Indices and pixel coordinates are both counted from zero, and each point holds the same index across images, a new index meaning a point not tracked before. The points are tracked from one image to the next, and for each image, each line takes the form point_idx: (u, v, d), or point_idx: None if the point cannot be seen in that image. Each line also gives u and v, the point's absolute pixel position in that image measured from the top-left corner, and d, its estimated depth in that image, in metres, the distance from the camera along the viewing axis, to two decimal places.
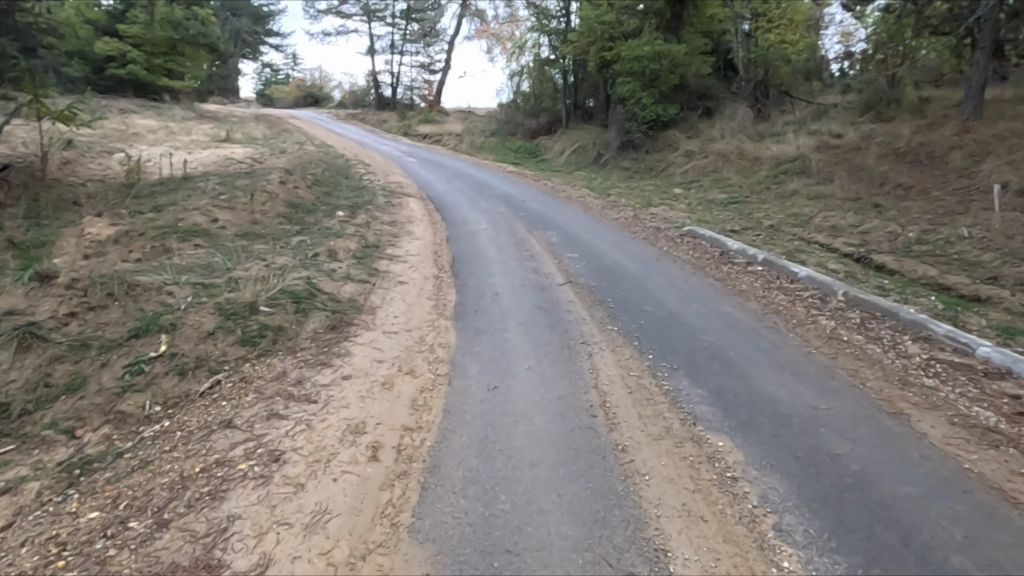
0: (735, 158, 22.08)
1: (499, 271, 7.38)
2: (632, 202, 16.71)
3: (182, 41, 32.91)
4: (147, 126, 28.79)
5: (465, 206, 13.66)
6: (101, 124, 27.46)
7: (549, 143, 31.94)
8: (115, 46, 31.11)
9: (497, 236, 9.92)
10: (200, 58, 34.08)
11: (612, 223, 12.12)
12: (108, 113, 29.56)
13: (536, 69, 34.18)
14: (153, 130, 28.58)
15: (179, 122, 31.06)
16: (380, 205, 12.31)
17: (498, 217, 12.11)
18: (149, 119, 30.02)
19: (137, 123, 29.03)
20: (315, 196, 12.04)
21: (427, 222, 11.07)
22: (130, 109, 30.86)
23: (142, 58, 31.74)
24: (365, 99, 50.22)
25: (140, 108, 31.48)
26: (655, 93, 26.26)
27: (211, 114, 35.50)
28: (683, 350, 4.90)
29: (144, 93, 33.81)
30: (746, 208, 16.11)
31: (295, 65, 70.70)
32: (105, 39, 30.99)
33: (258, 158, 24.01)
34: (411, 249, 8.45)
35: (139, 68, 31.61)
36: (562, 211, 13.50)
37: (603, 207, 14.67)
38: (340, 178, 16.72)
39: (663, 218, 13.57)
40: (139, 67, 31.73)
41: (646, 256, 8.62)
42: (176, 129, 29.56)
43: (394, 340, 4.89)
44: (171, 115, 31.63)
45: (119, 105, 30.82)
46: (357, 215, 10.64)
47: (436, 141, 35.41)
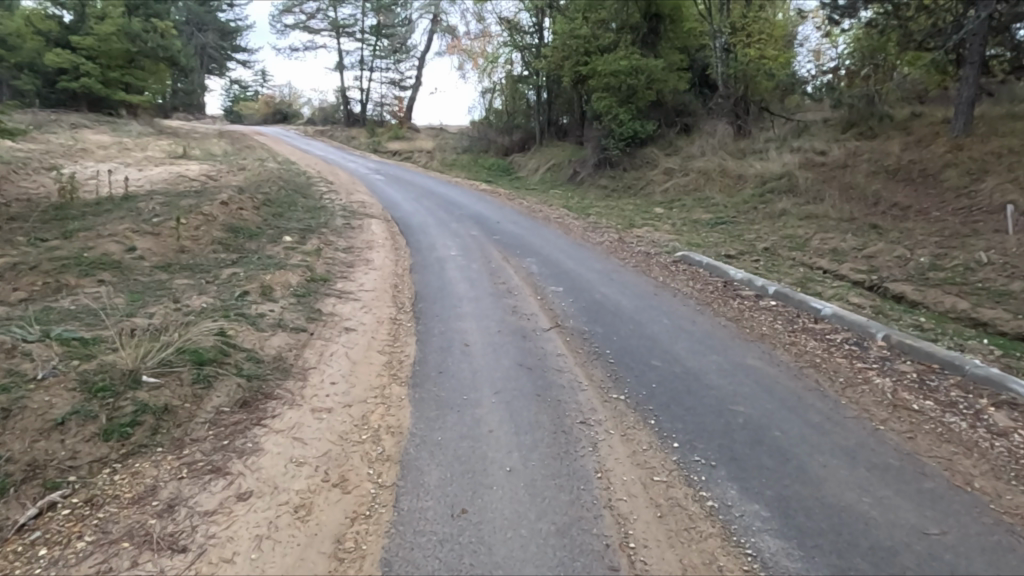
0: (717, 175, 21.22)
1: (470, 310, 6.11)
2: (614, 222, 15.65)
3: (140, 54, 31.27)
4: (99, 142, 27.09)
5: (432, 227, 12.39)
6: (47, 139, 25.70)
7: (523, 161, 30.95)
8: (67, 58, 29.15)
9: (468, 264, 8.64)
10: (161, 71, 32.68)
11: (595, 247, 10.96)
12: (57, 128, 27.76)
13: (509, 86, 33.30)
14: (104, 146, 26.86)
15: (135, 137, 29.37)
16: (338, 228, 11.00)
17: (469, 240, 10.89)
18: (102, 135, 28.31)
19: (88, 138, 27.28)
20: (263, 219, 10.67)
21: (389, 248, 9.77)
22: (82, 123, 29.10)
23: (96, 71, 29.99)
24: (335, 115, 48.91)
25: (95, 123, 29.67)
26: (632, 109, 25.30)
27: (171, 129, 33.86)
28: (717, 431, 3.68)
29: (99, 108, 32.05)
30: (735, 229, 15.13)
31: (263, 82, 69.25)
32: (56, 51, 28.93)
33: (215, 175, 22.51)
34: (366, 283, 7.16)
35: (93, 81, 29.86)
36: (539, 234, 12.30)
37: (584, 228, 13.54)
38: (299, 197, 15.37)
39: (650, 240, 12.48)
40: (94, 81, 29.98)
41: (642, 289, 7.44)
42: (130, 145, 27.87)
43: (324, 426, 3.58)
44: (128, 130, 29.95)
45: (70, 120, 29.06)
46: (308, 241, 9.33)
47: (407, 158, 34.20)
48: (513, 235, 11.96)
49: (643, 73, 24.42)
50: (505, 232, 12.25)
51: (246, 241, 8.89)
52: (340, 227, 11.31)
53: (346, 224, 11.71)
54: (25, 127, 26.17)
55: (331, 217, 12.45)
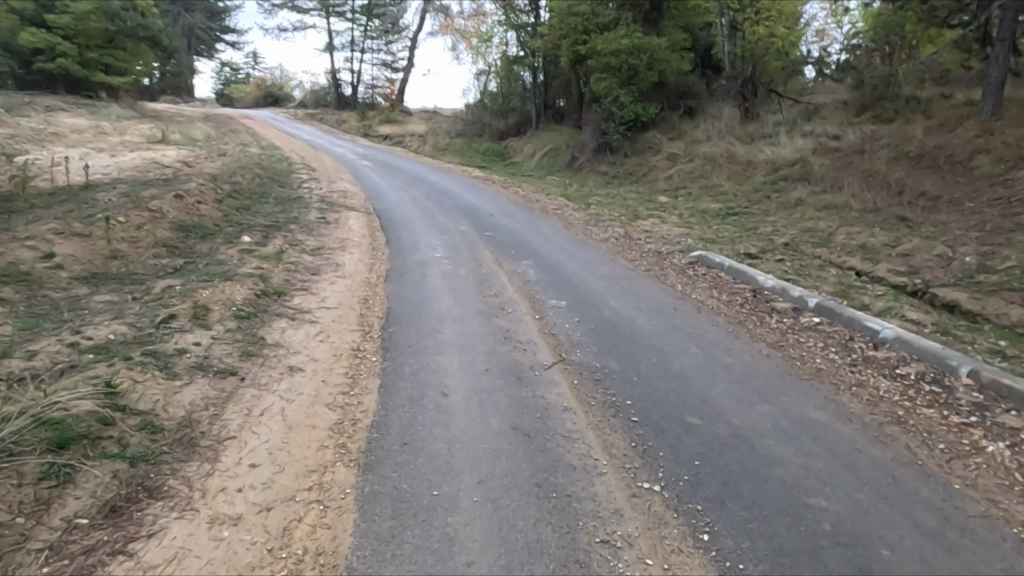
0: (724, 161, 20.02)
1: (452, 337, 4.93)
2: (618, 214, 14.46)
3: (119, 33, 29.68)
4: (74, 126, 25.62)
5: (418, 222, 11.14)
6: (17, 122, 24.20)
7: (518, 145, 29.66)
8: (42, 37, 27.50)
9: (454, 268, 7.45)
10: (142, 52, 31.22)
11: (598, 243, 9.74)
12: (30, 111, 26.28)
13: (504, 67, 31.92)
14: (79, 130, 25.42)
15: (114, 121, 27.93)
16: (309, 225, 9.75)
17: (457, 237, 9.66)
18: (78, 118, 26.83)
19: (63, 122, 25.83)
20: (223, 214, 9.42)
21: (365, 248, 8.54)
22: (57, 106, 27.57)
23: (73, 51, 28.39)
24: (325, 98, 47.29)
25: (71, 106, 28.13)
26: (634, 90, 23.94)
27: (153, 112, 32.36)
28: (800, 555, 2.57)
29: (76, 90, 30.44)
30: (748, 220, 13.98)
31: (255, 65, 67.49)
32: (31, 29, 27.18)
33: (192, 161, 21.14)
34: (329, 299, 5.95)
35: (70, 61, 28.31)
36: (536, 228, 11.08)
37: (586, 222, 12.32)
38: (273, 187, 14.08)
39: (659, 234, 11.29)
40: (70, 61, 28.42)
41: (658, 302, 6.27)
42: (107, 129, 26.44)
43: (220, 562, 2.44)
44: (107, 113, 28.47)
45: (45, 102, 27.51)
46: (272, 241, 8.10)
47: (398, 142, 32.81)
48: (506, 229, 10.73)
49: (646, 52, 23.13)
50: (498, 226, 11.02)
51: (197, 242, 7.66)
52: (313, 222, 10.05)
53: (320, 219, 10.43)
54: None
55: (305, 210, 11.20)
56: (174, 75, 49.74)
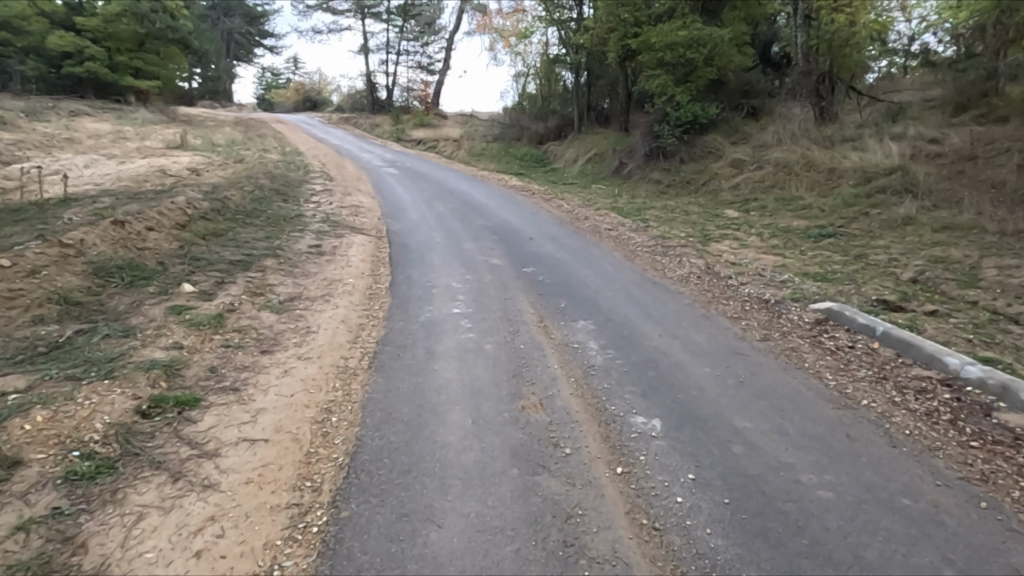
0: (801, 168, 17.30)
1: (462, 547, 2.51)
2: (685, 235, 11.92)
3: (149, 35, 28.23)
4: (94, 131, 24.08)
5: (437, 250, 8.73)
6: (32, 127, 22.71)
7: (560, 150, 27.24)
8: (71, 40, 26.07)
9: (480, 336, 5.03)
10: (177, 57, 29.95)
11: (675, 285, 7.20)
12: (51, 115, 24.89)
13: (544, 67, 29.58)
14: (99, 135, 23.90)
15: (139, 126, 26.41)
16: (293, 258, 7.46)
17: (487, 275, 7.23)
18: (102, 122, 25.33)
19: (83, 126, 24.36)
20: (180, 244, 7.20)
21: (357, 298, 6.14)
22: (81, 110, 26.10)
23: (102, 54, 26.96)
24: (360, 102, 45.57)
25: (97, 110, 26.68)
26: (692, 88, 21.24)
27: (183, 116, 30.90)
28: None
29: (105, 94, 29.01)
30: (849, 244, 11.35)
31: (295, 71, 66.58)
32: (59, 33, 25.86)
33: (205, 169, 19.22)
34: (262, 415, 3.58)
35: (99, 65, 26.91)
36: (589, 258, 8.58)
37: (651, 247, 9.79)
38: (274, 203, 11.92)
39: (750, 268, 8.70)
40: (99, 65, 27.03)
41: (813, 425, 3.74)
42: (129, 134, 24.88)
43: None
44: (133, 117, 26.97)
45: (69, 106, 26.09)
46: (227, 288, 5.82)
47: (432, 146, 30.69)
48: (548, 261, 8.26)
49: (707, 45, 20.45)
50: (540, 256, 8.56)
51: (117, 294, 5.43)
52: (299, 253, 7.76)
53: (310, 249, 8.12)
54: (13, 114, 23.24)
55: (299, 235, 8.96)
56: (211, 80, 48.63)
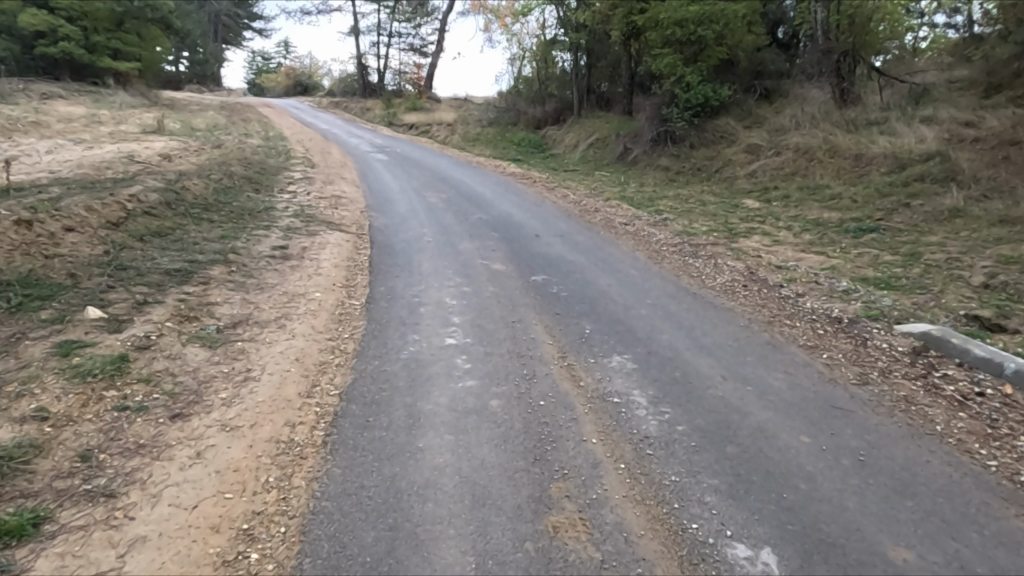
0: (824, 154, 15.95)
1: None
2: (708, 230, 10.59)
3: (127, 14, 26.48)
4: (66, 115, 22.44)
5: (428, 251, 7.36)
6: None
7: (559, 135, 25.78)
8: (44, 18, 24.30)
9: (484, 383, 3.68)
10: (156, 39, 28.34)
11: (719, 298, 5.85)
12: (21, 98, 23.18)
13: (541, 48, 28.04)
14: (70, 119, 22.26)
15: (116, 109, 24.73)
16: (248, 265, 6.07)
17: (489, 286, 5.86)
18: (75, 106, 23.67)
19: (55, 110, 22.70)
20: (107, 249, 5.79)
21: (322, 321, 4.76)
22: (55, 93, 24.41)
23: (78, 33, 25.23)
24: (350, 86, 43.83)
25: (72, 93, 24.99)
26: (703, 68, 19.84)
27: (164, 100, 29.24)
28: None
29: (82, 76, 27.25)
30: (893, 240, 10.02)
31: (285, 55, 64.62)
32: (31, 10, 24.10)
33: (178, 156, 17.69)
34: (133, 557, 2.28)
35: (75, 45, 25.07)
36: (607, 261, 7.23)
37: (675, 245, 8.44)
38: (242, 194, 10.48)
39: (797, 271, 7.36)
40: (75, 46, 25.22)
41: (1004, 552, 2.43)
42: (104, 119, 23.23)
43: None
44: (110, 101, 25.31)
45: (41, 88, 24.39)
46: (149, 313, 4.43)
47: (425, 132, 29.14)
48: (560, 265, 6.92)
49: (719, 21, 19.05)
50: (549, 259, 7.21)
51: None
52: (257, 258, 6.37)
53: (273, 252, 6.72)
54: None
55: (264, 233, 7.57)
56: (197, 63, 46.71)
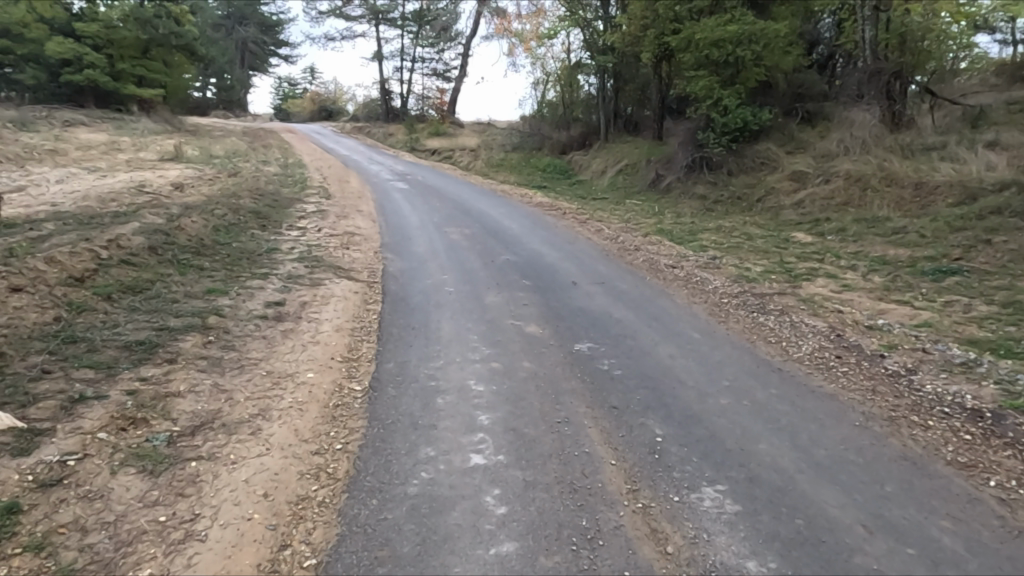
0: (879, 182, 14.67)
1: None
2: (764, 271, 9.38)
3: (152, 41, 26.22)
4: (85, 142, 21.97)
5: (448, 305, 6.23)
6: (16, 137, 20.59)
7: (586, 160, 24.75)
8: (70, 46, 24.09)
9: (530, 554, 2.54)
10: (183, 65, 27.89)
11: (814, 378, 4.65)
12: (42, 125, 22.78)
13: (568, 72, 27.14)
14: (89, 146, 21.76)
15: (136, 136, 24.25)
16: (231, 331, 5.01)
17: (524, 361, 4.70)
18: (96, 133, 23.24)
19: (75, 137, 22.26)
20: (62, 315, 4.77)
21: (309, 424, 3.65)
22: (77, 120, 24.02)
23: (103, 61, 24.92)
24: (374, 111, 43.38)
25: (94, 119, 24.59)
26: (741, 90, 18.69)
27: (188, 126, 28.85)
28: None
29: (106, 103, 26.89)
30: (982, 285, 8.71)
31: (311, 81, 64.81)
32: (59, 39, 23.90)
33: (192, 185, 16.92)
34: None
35: (100, 73, 24.69)
36: (661, 319, 6.06)
37: (735, 294, 7.22)
38: (246, 231, 9.52)
39: (891, 331, 6.10)
40: (100, 73, 24.85)
41: None
42: (124, 146, 22.71)
43: None
44: (132, 127, 24.88)
45: (63, 115, 24.03)
46: (80, 416, 3.37)
47: (448, 157, 28.31)
48: (605, 325, 5.77)
49: (759, 41, 17.90)
50: (592, 316, 6.06)
51: None
52: (244, 320, 5.31)
53: (265, 311, 5.66)
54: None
55: (260, 283, 6.55)
56: (224, 89, 46.77)
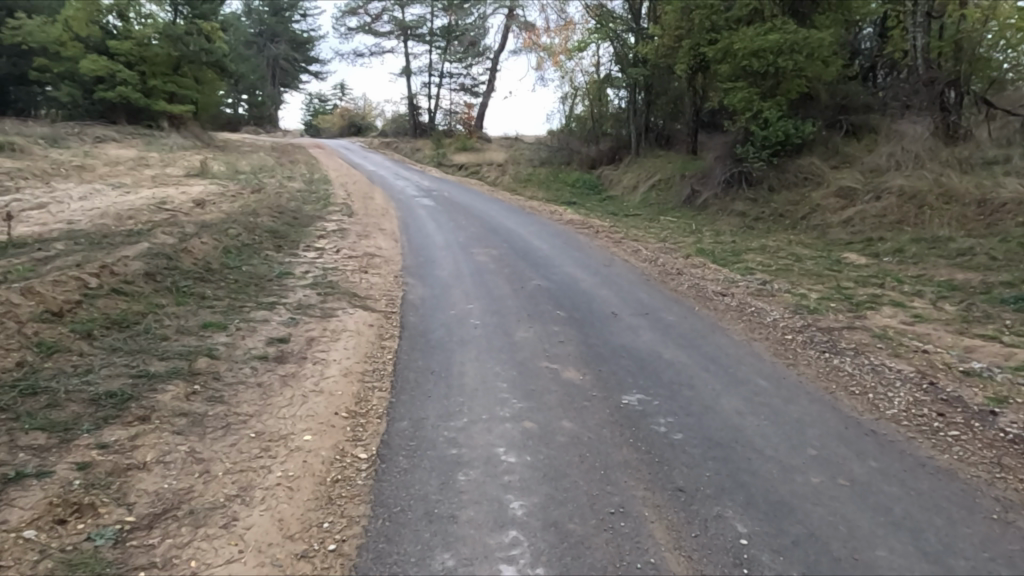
0: (937, 199, 13.64)
1: None
2: (821, 300, 8.46)
3: (183, 58, 25.97)
4: (114, 158, 21.81)
5: (473, 342, 5.46)
6: (45, 154, 20.51)
7: (616, 175, 23.97)
8: (104, 64, 24.26)
9: None
10: (214, 81, 27.61)
11: (922, 446, 3.79)
12: (72, 141, 22.77)
13: (596, 86, 26.45)
14: (117, 162, 21.65)
15: (164, 151, 24.12)
16: (221, 379, 4.32)
17: (563, 420, 3.92)
18: (126, 149, 23.13)
19: (104, 153, 22.18)
20: (28, 362, 4.13)
21: (298, 512, 2.94)
22: (107, 136, 23.98)
23: (135, 78, 24.84)
24: (401, 125, 43.18)
25: (125, 135, 24.50)
26: (782, 102, 17.68)
27: (217, 142, 28.71)
28: None
29: (138, 119, 26.68)
30: None
31: (341, 96, 65.19)
32: (92, 56, 24.04)
33: (213, 202, 16.47)
34: None
35: (131, 90, 24.64)
36: (719, 363, 5.22)
37: (798, 330, 6.32)
38: (260, 253, 8.92)
39: (993, 378, 5.17)
40: (132, 90, 24.80)
41: None
42: (151, 161, 22.56)
43: None
44: (162, 143, 24.72)
45: (95, 131, 23.96)
46: (10, 506, 2.74)
47: (475, 172, 27.77)
48: (655, 370, 4.95)
49: (802, 50, 16.86)
50: (638, 357, 5.25)
51: None
52: (239, 363, 4.63)
53: (266, 350, 4.99)
54: (28, 141, 21.10)
55: (265, 315, 5.89)
56: (255, 105, 47.00)
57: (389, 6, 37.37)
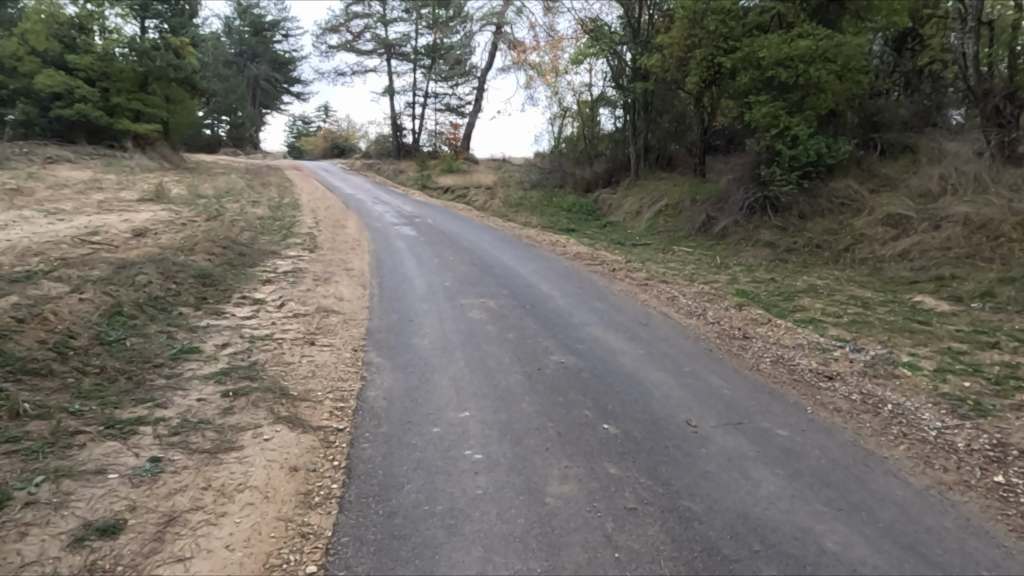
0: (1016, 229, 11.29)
1: None
2: (950, 381, 5.87)
3: (150, 74, 23.39)
4: (62, 180, 19.12)
5: (474, 522, 2.97)
6: None
7: (616, 199, 21.61)
8: (61, 79, 21.45)
9: None
10: (185, 101, 25.21)
11: None
12: (16, 160, 19.98)
13: (591, 104, 24.20)
14: (67, 185, 18.95)
15: (121, 172, 21.46)
16: None
17: None
18: (80, 170, 20.44)
19: (53, 175, 19.48)
20: None
21: None
22: (62, 156, 21.22)
23: (96, 95, 22.19)
24: (384, 146, 40.82)
25: (82, 156, 21.80)
26: (813, 117, 14.65)
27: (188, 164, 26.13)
28: None
29: (99, 139, 23.95)
30: None
31: (324, 118, 62.90)
32: (48, 70, 21.22)
33: (158, 233, 13.81)
34: None
35: (92, 107, 21.93)
36: (942, 570, 2.78)
37: (1001, 463, 3.83)
38: (165, 314, 6.40)
39: None
40: (93, 108, 22.06)
41: None
42: (105, 184, 19.89)
43: None
44: (122, 164, 22.05)
45: (47, 151, 21.25)
46: None
47: (462, 196, 25.35)
48: None
49: (836, 59, 14.02)
50: (788, 557, 2.81)
51: None
52: None
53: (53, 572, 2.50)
54: None
55: (103, 457, 3.36)
56: (234, 126, 44.49)
57: (371, 23, 35.16)
